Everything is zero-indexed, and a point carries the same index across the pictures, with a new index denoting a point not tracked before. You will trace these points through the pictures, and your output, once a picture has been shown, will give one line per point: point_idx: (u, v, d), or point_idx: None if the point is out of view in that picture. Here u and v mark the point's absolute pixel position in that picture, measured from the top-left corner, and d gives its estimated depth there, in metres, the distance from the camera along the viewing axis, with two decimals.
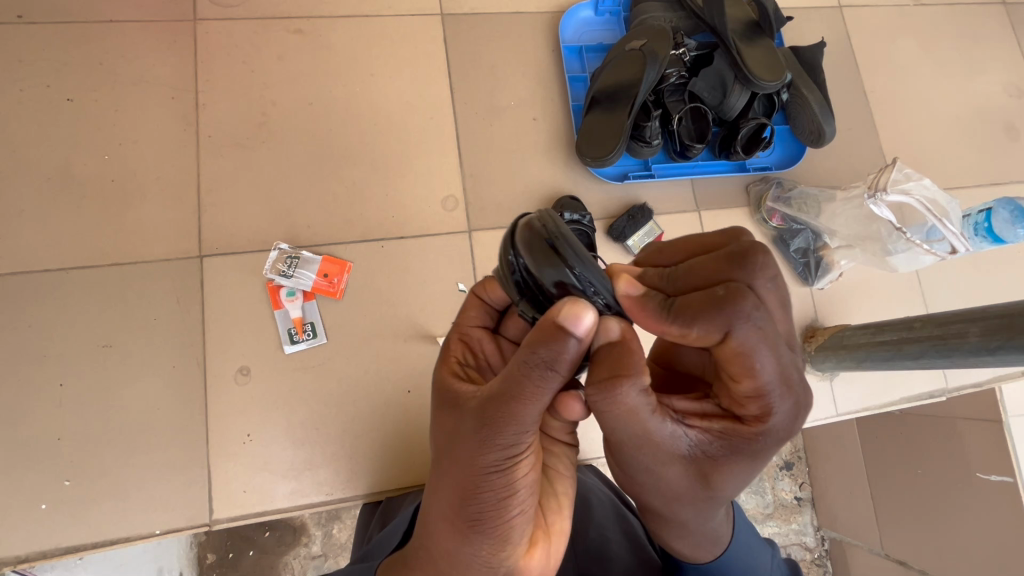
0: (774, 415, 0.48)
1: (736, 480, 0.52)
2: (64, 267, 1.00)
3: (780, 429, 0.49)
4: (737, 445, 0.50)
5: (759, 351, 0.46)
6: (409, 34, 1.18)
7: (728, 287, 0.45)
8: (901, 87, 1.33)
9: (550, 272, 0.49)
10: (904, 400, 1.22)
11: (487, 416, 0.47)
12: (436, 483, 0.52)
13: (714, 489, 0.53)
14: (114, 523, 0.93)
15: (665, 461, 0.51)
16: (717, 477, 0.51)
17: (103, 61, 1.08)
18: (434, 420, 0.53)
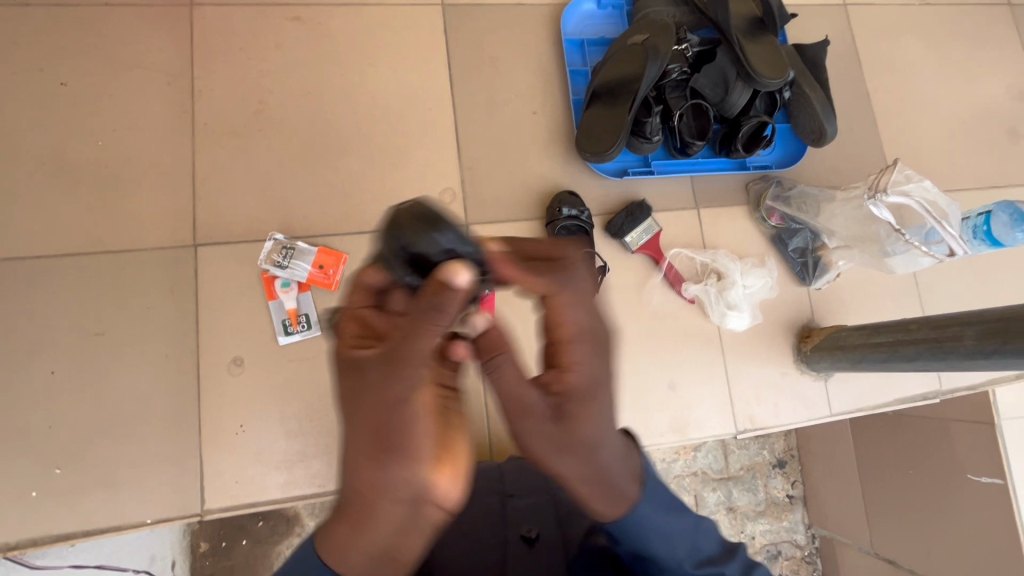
0: (599, 358, 0.54)
1: (597, 424, 0.53)
2: (56, 253, 0.99)
3: (590, 375, 0.54)
4: (574, 388, 0.53)
5: (581, 303, 0.54)
6: (409, 23, 1.17)
7: (560, 255, 0.56)
8: (904, 87, 1.33)
9: (427, 240, 0.52)
10: (898, 401, 1.22)
11: (397, 355, 0.48)
12: (352, 432, 0.50)
13: (585, 439, 0.52)
14: (106, 511, 0.93)
15: (528, 418, 0.52)
16: (578, 425, 0.52)
17: (98, 44, 1.06)
18: (339, 382, 0.52)
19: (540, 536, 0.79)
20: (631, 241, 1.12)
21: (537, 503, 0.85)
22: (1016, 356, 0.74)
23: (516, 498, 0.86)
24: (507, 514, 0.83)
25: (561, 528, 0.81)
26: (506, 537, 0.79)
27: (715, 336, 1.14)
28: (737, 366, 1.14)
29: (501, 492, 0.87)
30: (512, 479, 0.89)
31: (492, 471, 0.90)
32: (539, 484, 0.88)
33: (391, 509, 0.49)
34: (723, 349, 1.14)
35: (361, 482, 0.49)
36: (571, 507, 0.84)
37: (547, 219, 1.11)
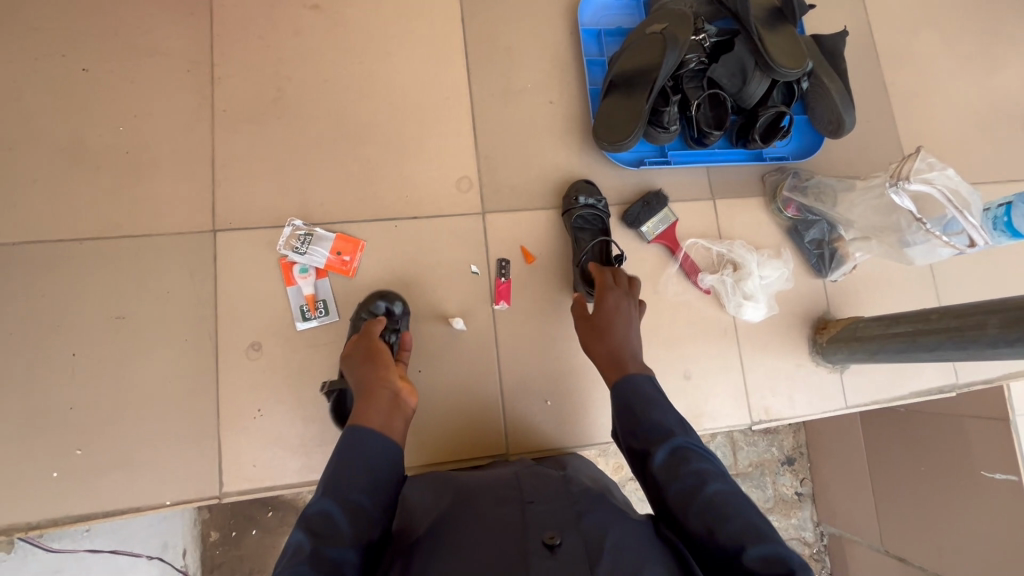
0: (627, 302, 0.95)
1: (620, 329, 0.91)
2: (77, 237, 0.99)
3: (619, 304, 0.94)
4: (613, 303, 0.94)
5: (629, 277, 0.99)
6: (427, 13, 1.17)
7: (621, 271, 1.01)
8: (922, 80, 1.32)
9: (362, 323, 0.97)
10: (914, 394, 1.21)
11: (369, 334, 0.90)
12: (357, 368, 0.82)
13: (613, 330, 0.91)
14: (124, 493, 0.94)
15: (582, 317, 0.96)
16: (609, 318, 0.93)
17: (119, 31, 1.07)
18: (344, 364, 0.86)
19: (564, 544, 0.65)
20: (647, 230, 1.13)
21: (560, 509, 0.72)
22: None
23: (536, 504, 0.73)
24: (524, 521, 0.69)
25: (589, 536, 0.67)
26: (525, 544, 0.65)
27: (729, 328, 1.14)
28: (752, 359, 1.14)
29: (518, 498, 0.74)
30: (530, 488, 0.77)
31: (508, 486, 0.78)
32: (558, 492, 0.76)
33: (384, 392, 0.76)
34: (738, 341, 1.14)
35: (367, 382, 0.78)
36: (600, 515, 0.71)
37: (564, 208, 1.11)
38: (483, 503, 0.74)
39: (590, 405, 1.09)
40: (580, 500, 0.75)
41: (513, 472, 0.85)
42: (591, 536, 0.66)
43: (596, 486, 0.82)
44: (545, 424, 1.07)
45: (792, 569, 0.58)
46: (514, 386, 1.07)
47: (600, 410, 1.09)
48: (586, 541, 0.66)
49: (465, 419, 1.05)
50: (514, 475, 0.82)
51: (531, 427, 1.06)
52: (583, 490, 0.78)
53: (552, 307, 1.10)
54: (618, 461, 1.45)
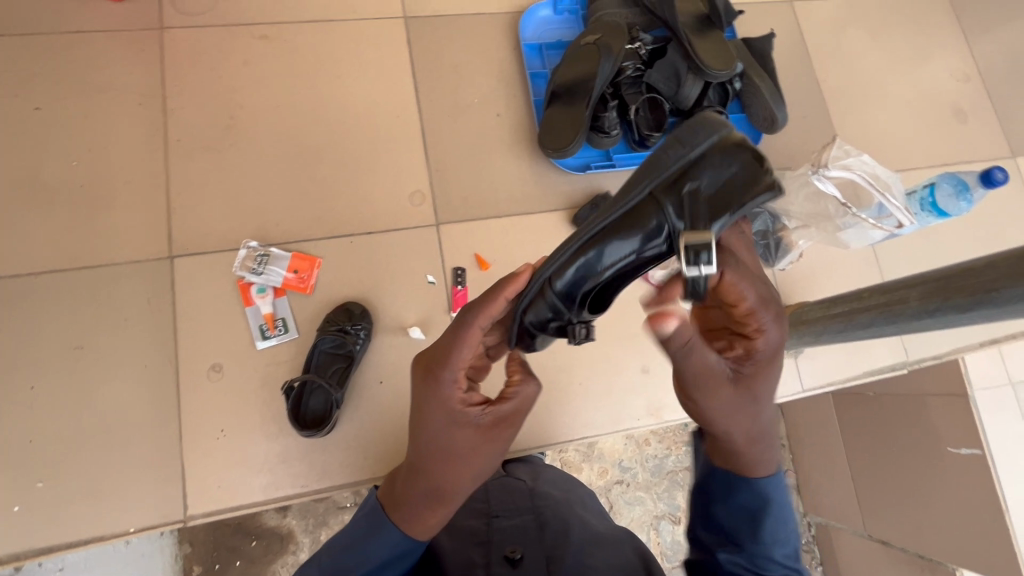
0: (764, 341, 0.59)
1: (767, 390, 0.61)
2: (33, 271, 1.01)
3: (773, 338, 0.59)
4: (757, 349, 0.60)
5: (771, 323, 0.59)
6: (374, 36, 1.22)
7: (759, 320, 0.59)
8: (854, 75, 1.39)
9: (324, 338, 1.01)
10: (866, 374, 1.26)
11: (435, 368, 0.60)
12: (441, 442, 0.60)
13: (757, 406, 0.60)
14: (88, 522, 0.93)
15: (714, 382, 0.58)
16: (756, 387, 0.60)
17: (71, 70, 1.10)
18: (430, 394, 0.60)
19: (524, 556, 0.73)
20: None
21: (521, 523, 0.81)
22: (956, 312, 0.77)
23: (502, 518, 0.83)
24: (490, 535, 0.79)
25: (548, 547, 0.75)
26: (489, 555, 0.74)
27: None
28: None
29: (486, 514, 0.85)
30: (497, 501, 0.88)
31: (477, 501, 0.89)
32: (522, 507, 0.86)
33: (459, 495, 0.62)
34: None
35: (445, 482, 0.61)
36: (557, 526, 0.80)
37: (576, 219, 1.18)
38: (456, 517, 0.85)
39: (553, 405, 1.11)
40: (541, 511, 0.85)
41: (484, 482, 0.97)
42: (549, 548, 0.74)
43: (562, 497, 0.90)
44: None
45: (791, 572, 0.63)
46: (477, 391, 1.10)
47: (565, 411, 1.11)
48: (544, 551, 0.74)
49: None
50: (483, 487, 0.93)
51: None
52: (545, 501, 0.88)
53: None
54: (602, 465, 1.47)
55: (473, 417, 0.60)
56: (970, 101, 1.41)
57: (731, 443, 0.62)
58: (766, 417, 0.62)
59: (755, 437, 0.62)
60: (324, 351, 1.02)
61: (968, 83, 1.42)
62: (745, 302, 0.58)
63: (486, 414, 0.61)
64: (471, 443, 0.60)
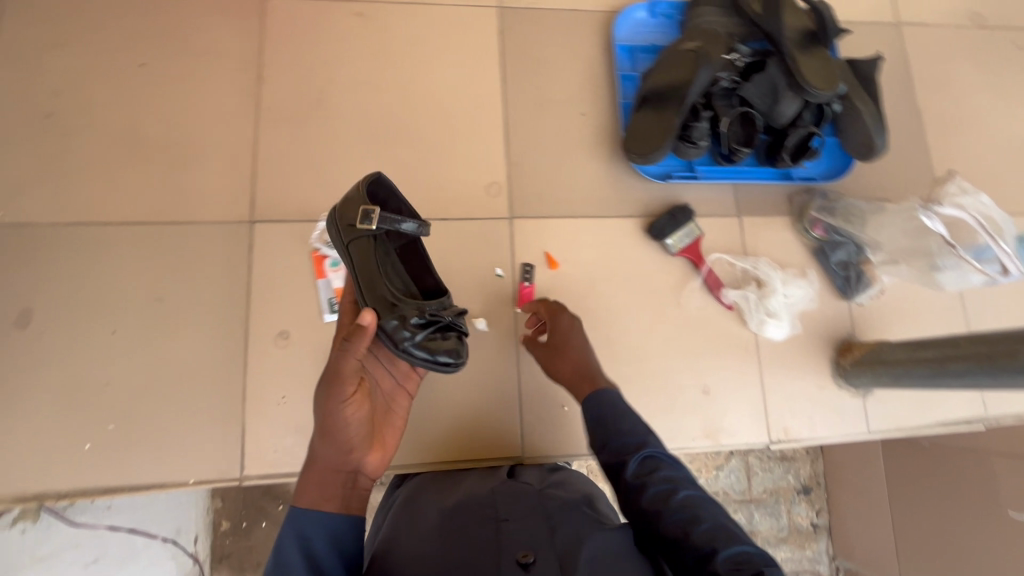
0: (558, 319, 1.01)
1: (575, 346, 0.98)
2: (124, 221, 1.04)
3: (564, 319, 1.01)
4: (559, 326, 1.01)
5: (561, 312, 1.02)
6: (466, 23, 1.21)
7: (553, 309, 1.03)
8: (957, 108, 1.31)
9: None
10: (940, 424, 1.20)
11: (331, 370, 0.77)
12: (338, 422, 0.75)
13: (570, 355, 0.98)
14: (152, 469, 0.96)
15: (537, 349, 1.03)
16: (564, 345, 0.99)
17: (176, 31, 1.13)
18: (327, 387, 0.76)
19: (537, 560, 0.67)
20: (672, 243, 1.14)
21: (533, 526, 0.73)
22: None
23: (511, 522, 0.73)
24: (498, 540, 0.70)
25: (562, 548, 0.69)
26: (498, 561, 0.67)
27: (751, 345, 1.14)
28: (775, 378, 1.14)
29: (493, 518, 0.74)
30: (506, 506, 0.77)
31: (485, 506, 0.78)
32: (532, 508, 0.77)
33: (341, 466, 0.74)
34: (758, 358, 1.14)
35: (328, 455, 0.74)
36: (572, 527, 0.73)
37: (651, 227, 1.15)
38: (461, 522, 0.74)
39: None
40: (554, 512, 0.76)
41: (491, 485, 0.86)
42: (561, 550, 0.68)
43: (574, 498, 0.82)
44: (561, 429, 1.08)
45: (699, 511, 0.69)
46: (534, 390, 1.09)
47: None
48: (557, 553, 0.68)
49: (482, 419, 1.07)
50: (490, 491, 0.82)
51: (547, 432, 1.08)
52: (556, 502, 0.79)
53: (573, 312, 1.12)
54: None
55: (330, 410, 0.74)
56: None
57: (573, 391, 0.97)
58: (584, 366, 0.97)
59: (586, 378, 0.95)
60: None
61: None
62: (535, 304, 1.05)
63: (338, 415, 0.74)
64: (347, 421, 0.75)
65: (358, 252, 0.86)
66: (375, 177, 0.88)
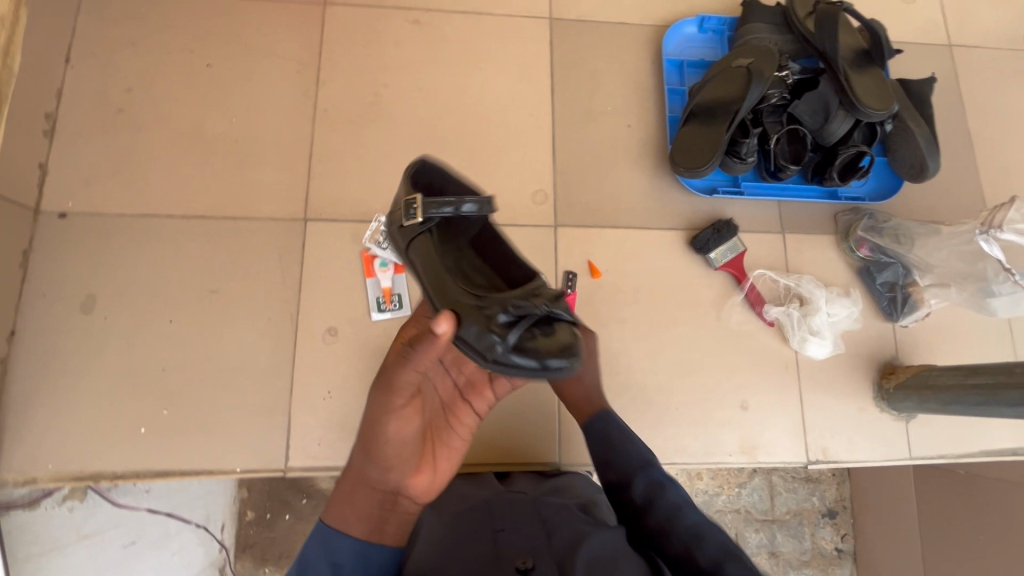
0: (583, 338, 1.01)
1: (590, 370, 1.00)
2: (186, 214, 1.08)
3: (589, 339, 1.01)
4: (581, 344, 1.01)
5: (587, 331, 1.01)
6: (519, 33, 1.24)
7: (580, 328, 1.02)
8: (1011, 132, 1.29)
9: None
10: (984, 453, 1.18)
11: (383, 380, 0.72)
12: (382, 440, 0.71)
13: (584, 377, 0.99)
14: (201, 455, 0.99)
15: None
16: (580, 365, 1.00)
17: (241, 33, 1.18)
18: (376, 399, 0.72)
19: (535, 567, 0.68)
20: (715, 257, 1.14)
21: (529, 533, 0.75)
22: None
23: (507, 530, 0.75)
24: (496, 550, 0.71)
25: (559, 554, 0.70)
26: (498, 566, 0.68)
27: (792, 363, 1.13)
28: (814, 398, 1.13)
29: (490, 527, 0.76)
30: (502, 515, 0.79)
31: (478, 511, 0.80)
32: (528, 517, 0.79)
33: (379, 484, 0.73)
34: (799, 377, 1.13)
35: (370, 470, 0.73)
36: (569, 532, 0.74)
37: (695, 241, 1.15)
38: (461, 526, 0.77)
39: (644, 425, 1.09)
40: (549, 520, 0.78)
41: (487, 493, 0.88)
42: (560, 556, 0.69)
43: (571, 504, 0.84)
44: None
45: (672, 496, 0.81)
46: None
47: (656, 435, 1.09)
48: (556, 559, 0.69)
49: (520, 425, 1.08)
50: (485, 499, 0.84)
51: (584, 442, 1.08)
52: (552, 511, 0.81)
53: (615, 322, 1.12)
54: None
55: (374, 426, 0.71)
56: None
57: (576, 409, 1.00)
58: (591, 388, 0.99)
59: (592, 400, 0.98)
60: None
61: None
62: None
63: (382, 434, 0.70)
64: (392, 441, 0.71)
65: (421, 254, 0.78)
66: (420, 162, 0.82)
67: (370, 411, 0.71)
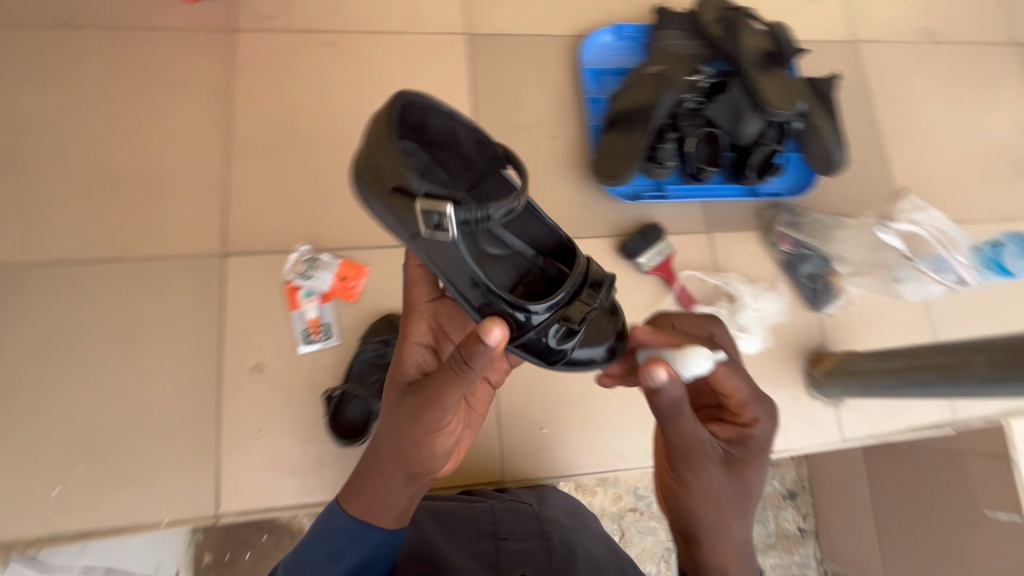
0: (756, 431, 0.70)
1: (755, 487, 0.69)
2: (93, 257, 1.03)
3: (762, 434, 0.70)
4: (751, 441, 0.70)
5: (764, 422, 0.70)
6: (437, 50, 1.23)
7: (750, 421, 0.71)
8: (915, 121, 1.36)
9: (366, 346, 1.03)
10: (908, 430, 1.24)
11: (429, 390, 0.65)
12: (426, 447, 0.67)
13: (746, 501, 0.68)
14: (123, 511, 0.94)
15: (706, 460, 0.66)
16: (751, 481, 0.69)
17: (145, 65, 1.13)
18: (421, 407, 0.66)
19: None
20: (644, 262, 1.16)
21: (529, 550, 0.83)
22: None
23: (510, 541, 0.84)
24: (498, 559, 0.82)
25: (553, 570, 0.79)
26: None
27: None
28: None
29: (493, 536, 0.85)
30: (504, 523, 0.88)
31: (485, 521, 0.88)
32: (530, 530, 0.87)
33: (409, 486, 0.70)
34: None
35: (404, 473, 0.69)
36: (564, 548, 0.83)
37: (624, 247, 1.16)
38: (465, 537, 0.86)
39: (585, 434, 1.10)
40: (549, 536, 0.85)
41: (490, 501, 0.95)
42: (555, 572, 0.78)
43: (568, 521, 0.91)
44: (541, 452, 1.08)
45: None
46: (513, 414, 1.09)
47: (597, 442, 1.10)
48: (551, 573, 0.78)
49: None
50: (490, 506, 0.92)
51: (528, 456, 1.08)
52: (553, 526, 0.88)
53: None
54: (615, 491, 1.40)
55: (423, 437, 0.66)
56: None
57: (710, 556, 0.67)
58: (741, 526, 0.68)
59: (734, 536, 0.68)
60: (365, 361, 1.02)
61: None
62: (735, 395, 0.71)
63: (431, 442, 0.67)
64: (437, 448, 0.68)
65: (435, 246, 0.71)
66: (398, 102, 0.73)
67: (420, 420, 0.65)
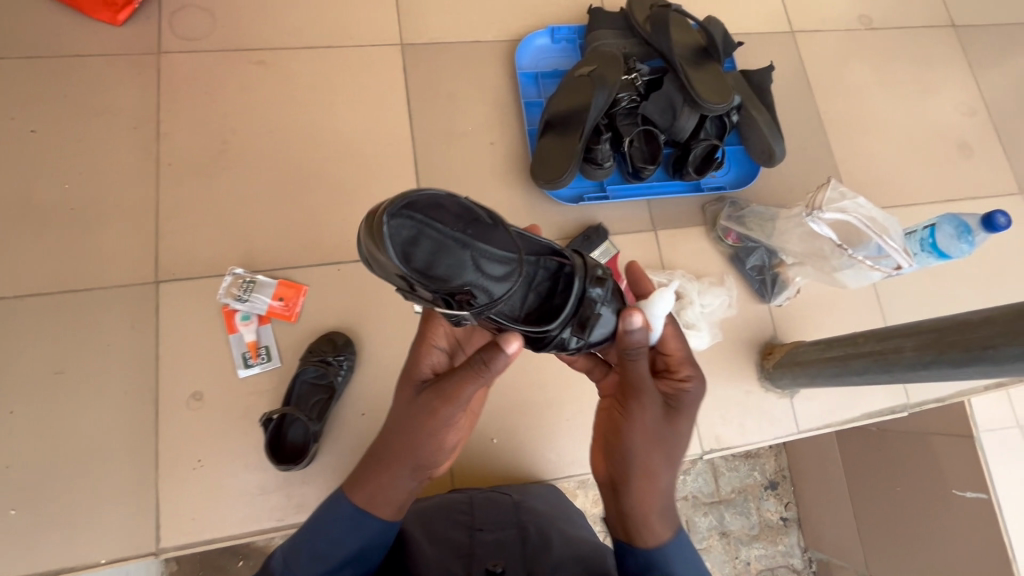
0: (688, 385, 0.72)
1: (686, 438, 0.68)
2: (20, 293, 1.01)
3: (694, 390, 0.72)
4: (682, 394, 0.72)
5: (694, 378, 0.72)
6: (369, 63, 1.22)
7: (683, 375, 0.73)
8: (856, 107, 1.37)
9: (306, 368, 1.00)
10: (864, 417, 1.20)
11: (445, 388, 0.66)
12: (436, 444, 0.68)
13: (676, 446, 0.68)
14: (60, 553, 0.92)
15: (642, 399, 0.66)
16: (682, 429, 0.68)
17: (68, 93, 1.11)
18: (436, 405, 0.66)
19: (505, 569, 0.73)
20: None
21: (504, 538, 0.80)
22: (954, 366, 0.74)
23: (484, 531, 0.82)
24: (472, 548, 0.78)
25: (527, 559, 0.75)
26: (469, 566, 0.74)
27: None
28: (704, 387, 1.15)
29: (469, 526, 0.83)
30: (480, 515, 0.86)
31: (461, 513, 0.86)
32: (506, 520, 0.85)
33: (410, 482, 0.69)
34: None
35: (408, 469, 0.68)
36: (540, 535, 0.80)
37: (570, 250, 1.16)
38: (440, 527, 0.83)
39: (539, 441, 1.09)
40: (526, 526, 0.83)
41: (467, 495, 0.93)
42: (529, 560, 0.75)
43: (546, 511, 0.89)
44: (493, 463, 1.07)
45: None
46: None
47: (551, 449, 1.09)
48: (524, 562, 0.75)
49: None
50: (469, 497, 0.91)
51: (480, 466, 1.06)
52: (530, 516, 0.86)
53: None
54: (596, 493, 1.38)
55: (435, 433, 0.67)
56: (975, 135, 1.38)
57: (633, 497, 0.65)
58: (667, 476, 0.66)
59: (659, 482, 0.66)
60: (306, 381, 1.01)
61: (973, 117, 1.39)
62: (675, 354, 0.75)
63: (444, 438, 0.68)
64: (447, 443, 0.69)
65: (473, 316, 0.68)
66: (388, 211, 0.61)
67: (436, 416, 0.66)
